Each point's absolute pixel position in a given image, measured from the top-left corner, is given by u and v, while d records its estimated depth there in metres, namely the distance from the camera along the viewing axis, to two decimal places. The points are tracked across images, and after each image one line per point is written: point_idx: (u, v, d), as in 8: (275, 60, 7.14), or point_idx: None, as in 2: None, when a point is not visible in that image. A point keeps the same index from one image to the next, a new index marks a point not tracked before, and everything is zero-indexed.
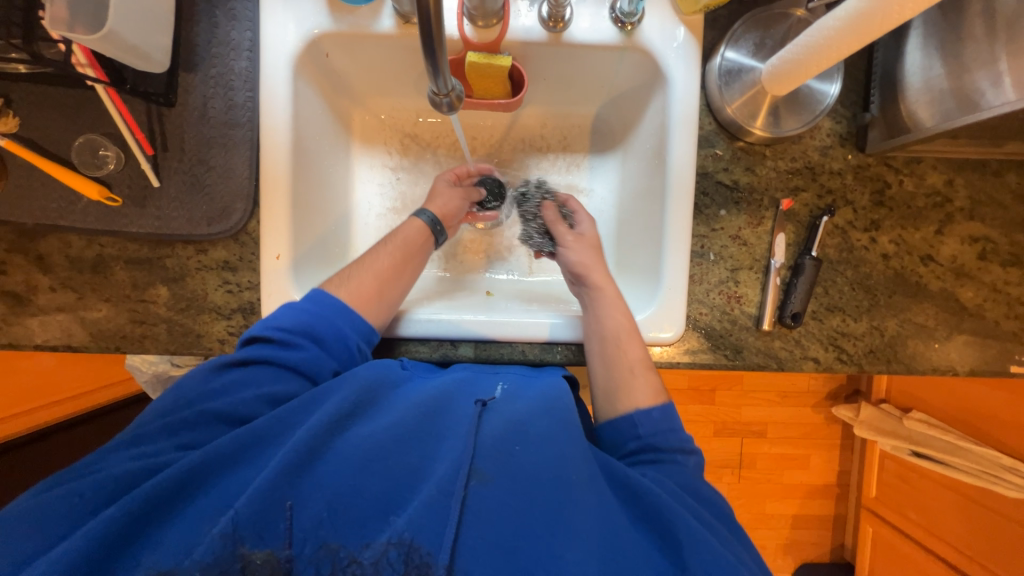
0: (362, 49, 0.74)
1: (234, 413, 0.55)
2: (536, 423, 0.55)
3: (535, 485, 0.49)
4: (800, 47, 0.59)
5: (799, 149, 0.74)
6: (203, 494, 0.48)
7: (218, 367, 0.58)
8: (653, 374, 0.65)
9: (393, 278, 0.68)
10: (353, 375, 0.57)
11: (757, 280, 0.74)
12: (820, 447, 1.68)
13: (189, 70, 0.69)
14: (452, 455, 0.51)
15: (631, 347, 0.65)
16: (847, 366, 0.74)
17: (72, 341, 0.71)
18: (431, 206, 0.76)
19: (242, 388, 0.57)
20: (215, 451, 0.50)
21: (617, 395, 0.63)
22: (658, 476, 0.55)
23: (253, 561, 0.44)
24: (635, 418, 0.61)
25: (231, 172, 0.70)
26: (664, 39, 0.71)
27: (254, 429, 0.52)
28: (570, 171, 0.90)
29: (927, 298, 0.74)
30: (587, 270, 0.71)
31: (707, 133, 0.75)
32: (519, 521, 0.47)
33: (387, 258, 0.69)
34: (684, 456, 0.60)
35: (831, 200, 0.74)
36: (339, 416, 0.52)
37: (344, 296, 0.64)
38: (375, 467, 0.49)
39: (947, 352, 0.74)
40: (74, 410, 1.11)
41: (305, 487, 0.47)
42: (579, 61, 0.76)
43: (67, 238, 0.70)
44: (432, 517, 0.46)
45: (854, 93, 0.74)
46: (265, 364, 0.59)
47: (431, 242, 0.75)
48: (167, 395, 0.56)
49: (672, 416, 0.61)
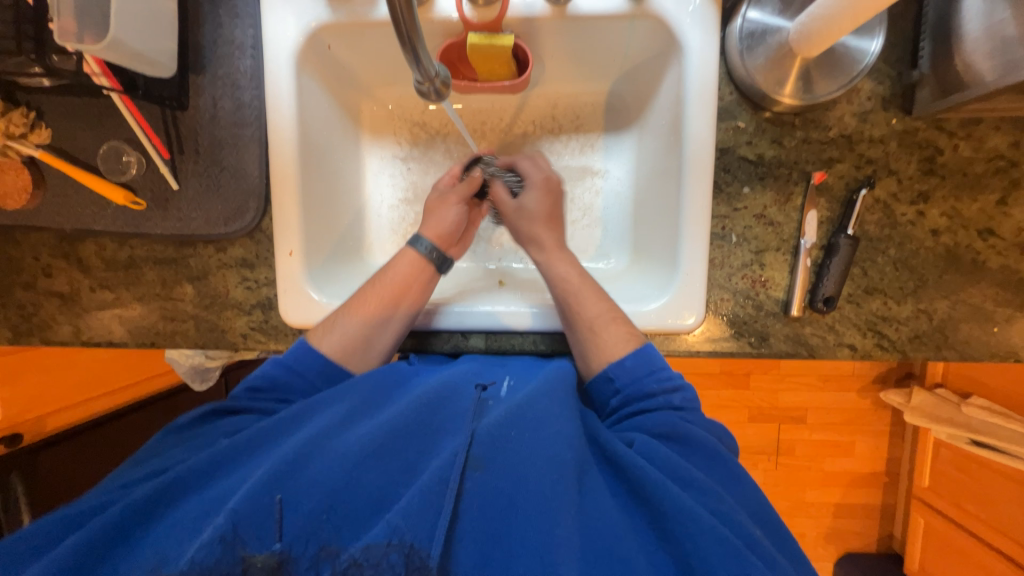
0: (363, 39, 0.73)
1: (207, 442, 0.58)
2: (533, 406, 0.55)
3: (532, 470, 0.49)
4: (831, 2, 0.52)
5: (834, 116, 0.67)
6: (193, 501, 0.50)
7: (207, 415, 0.63)
8: (623, 323, 0.64)
9: (384, 320, 0.67)
10: (352, 387, 0.60)
11: (785, 261, 0.68)
12: (866, 433, 1.58)
13: (198, 72, 0.71)
14: (449, 447, 0.51)
15: (589, 304, 0.65)
16: (890, 353, 0.68)
17: (113, 337, 0.76)
18: (426, 232, 0.72)
19: (229, 424, 0.61)
20: (212, 463, 0.53)
21: (589, 355, 0.64)
22: (645, 441, 0.55)
23: (254, 564, 0.45)
24: (610, 373, 0.62)
25: (242, 171, 0.71)
26: (678, 3, 0.66)
27: (249, 437, 0.55)
28: (584, 152, 0.85)
29: (985, 276, 0.66)
30: (536, 237, 0.70)
31: (728, 104, 0.69)
32: (516, 505, 0.47)
33: (375, 301, 0.67)
34: (666, 397, 0.60)
35: (871, 170, 0.67)
36: (337, 418, 0.56)
37: (327, 350, 0.65)
38: (368, 463, 0.50)
39: (1009, 336, 0.67)
40: (118, 404, 1.19)
41: (296, 485, 0.48)
42: (588, 33, 0.72)
43: (101, 241, 0.75)
44: (426, 505, 0.46)
45: (899, 48, 0.66)
46: (250, 413, 0.62)
47: (433, 272, 0.71)
48: (162, 435, 0.62)
49: (648, 361, 0.61)
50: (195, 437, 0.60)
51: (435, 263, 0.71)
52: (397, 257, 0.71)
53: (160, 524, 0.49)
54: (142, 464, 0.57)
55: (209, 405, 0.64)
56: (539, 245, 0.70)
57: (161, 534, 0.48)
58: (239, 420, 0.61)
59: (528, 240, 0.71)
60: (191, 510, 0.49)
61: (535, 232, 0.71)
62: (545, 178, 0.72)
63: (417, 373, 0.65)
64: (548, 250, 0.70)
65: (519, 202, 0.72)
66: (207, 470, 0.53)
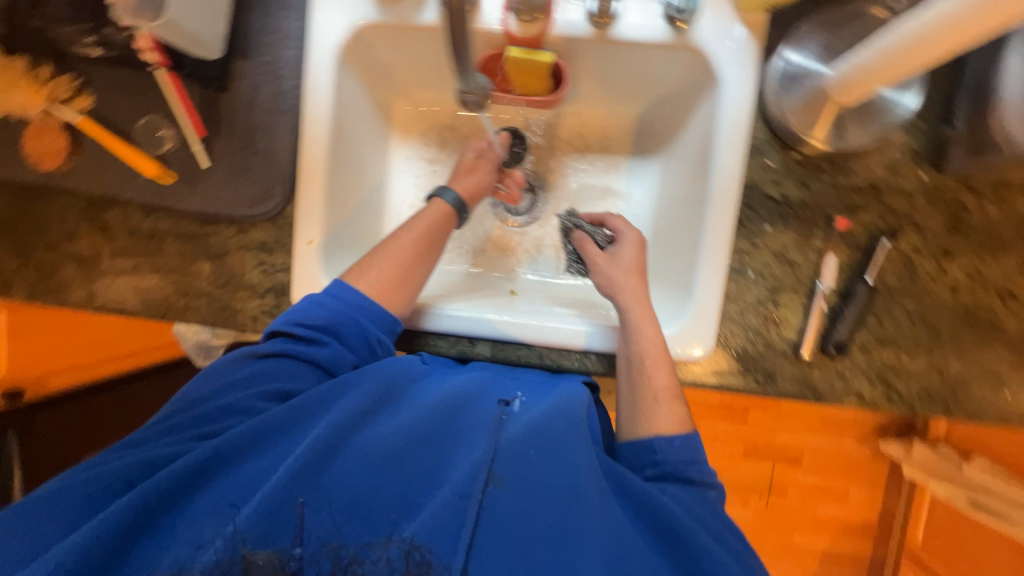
0: (404, 41, 0.75)
1: (244, 404, 0.56)
2: (550, 429, 0.55)
3: (549, 494, 0.50)
4: (872, 52, 0.53)
5: (863, 164, 0.67)
6: (226, 482, 0.50)
7: (246, 356, 0.61)
8: (680, 403, 0.63)
9: (416, 264, 0.68)
10: (375, 370, 0.59)
11: (799, 303, 0.68)
12: (861, 482, 1.55)
13: (242, 57, 0.72)
14: (468, 461, 0.52)
15: (658, 373, 0.63)
16: (897, 406, 0.67)
17: (126, 306, 0.77)
18: (454, 186, 0.74)
19: (263, 380, 0.59)
20: (240, 439, 0.52)
21: (638, 417, 0.63)
22: (677, 493, 0.56)
23: (255, 562, 0.46)
24: (653, 444, 0.60)
25: (274, 157, 0.73)
26: (719, 38, 0.66)
27: (282, 413, 0.54)
28: (608, 172, 0.86)
29: (1001, 340, 0.66)
30: (618, 293, 0.69)
31: (759, 142, 0.69)
32: (534, 526, 0.48)
33: (410, 244, 0.68)
34: (704, 489, 0.59)
35: (895, 222, 0.67)
36: (361, 408, 0.55)
37: (364, 289, 0.65)
38: (389, 467, 0.51)
39: (1019, 402, 0.66)
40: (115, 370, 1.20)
41: (319, 484, 0.49)
42: (626, 58, 0.73)
43: (127, 210, 0.76)
44: (447, 521, 0.48)
45: (936, 104, 0.66)
46: (284, 358, 0.61)
47: (455, 221, 0.73)
48: (198, 379, 0.61)
49: (694, 449, 0.60)
50: (230, 388, 0.58)
51: (460, 216, 0.74)
52: (423, 210, 0.72)
53: (194, 504, 0.49)
54: (184, 414, 0.56)
55: (249, 349, 0.62)
56: (630, 295, 0.69)
57: (200, 511, 0.49)
58: (279, 365, 0.60)
59: (619, 289, 0.69)
60: (230, 488, 0.50)
61: (625, 281, 0.70)
62: (638, 234, 0.74)
63: (429, 373, 0.64)
64: (639, 305, 0.67)
65: (610, 252, 0.74)
66: (246, 443, 0.52)
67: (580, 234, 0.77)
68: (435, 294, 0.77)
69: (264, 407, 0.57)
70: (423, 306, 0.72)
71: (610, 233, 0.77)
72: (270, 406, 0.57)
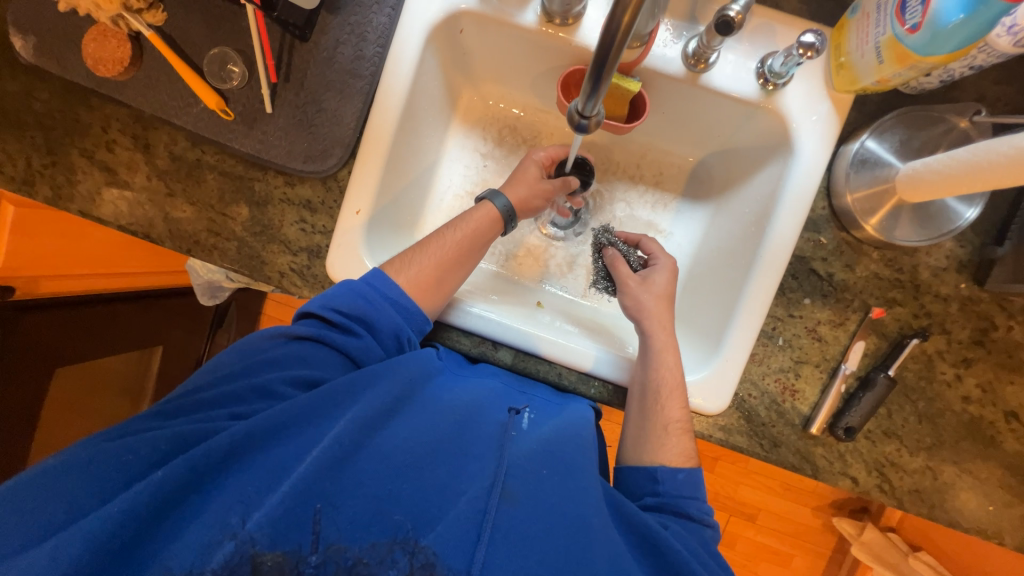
0: (495, 35, 0.74)
1: (270, 388, 0.55)
2: (561, 451, 0.56)
3: (558, 522, 0.51)
4: (951, 160, 0.54)
5: (910, 261, 0.69)
6: (243, 472, 0.49)
7: (280, 337, 0.60)
8: (689, 438, 0.63)
9: (455, 267, 0.68)
10: (398, 368, 0.58)
11: (819, 379, 0.70)
12: (807, 551, 1.60)
13: (331, 11, 0.70)
14: (483, 477, 0.52)
15: (672, 407, 0.64)
16: (885, 497, 0.69)
17: (152, 231, 0.75)
18: (507, 193, 0.73)
19: (291, 364, 0.58)
20: (261, 430, 0.50)
21: (645, 445, 0.64)
22: (678, 530, 0.57)
23: (263, 563, 0.44)
24: (656, 473, 0.61)
25: (340, 120, 0.71)
26: (804, 110, 0.68)
27: (304, 405, 0.53)
28: (654, 209, 0.87)
29: (997, 456, 0.68)
30: (649, 328, 0.69)
31: (817, 217, 0.70)
32: (547, 551, 0.49)
33: (452, 246, 0.68)
34: (701, 526, 0.59)
35: (926, 322, 0.69)
36: (383, 406, 0.54)
37: (403, 281, 0.64)
38: (408, 474, 0.51)
39: (999, 518, 0.68)
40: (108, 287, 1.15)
41: (339, 483, 0.48)
42: (707, 105, 0.73)
43: (175, 135, 0.74)
44: (463, 540, 0.48)
45: (988, 220, 0.68)
46: (309, 341, 0.60)
47: (500, 229, 0.72)
48: (227, 354, 0.59)
49: (696, 485, 0.61)
50: (260, 369, 0.57)
51: (506, 223, 0.72)
52: (472, 208, 0.72)
53: (209, 496, 0.47)
54: (205, 392, 0.54)
55: (281, 329, 0.60)
56: (654, 326, 0.69)
57: (212, 504, 0.47)
58: (307, 348, 0.59)
59: (647, 314, 0.70)
60: (247, 479, 0.48)
61: (657, 314, 0.70)
62: (671, 262, 0.75)
63: (449, 372, 0.63)
64: (663, 339, 0.68)
65: (643, 276, 0.74)
66: (266, 432, 0.51)
67: (614, 251, 0.79)
68: (467, 290, 0.77)
69: (289, 394, 0.56)
70: (454, 299, 0.72)
71: (643, 256, 0.79)
72: (293, 393, 0.56)
